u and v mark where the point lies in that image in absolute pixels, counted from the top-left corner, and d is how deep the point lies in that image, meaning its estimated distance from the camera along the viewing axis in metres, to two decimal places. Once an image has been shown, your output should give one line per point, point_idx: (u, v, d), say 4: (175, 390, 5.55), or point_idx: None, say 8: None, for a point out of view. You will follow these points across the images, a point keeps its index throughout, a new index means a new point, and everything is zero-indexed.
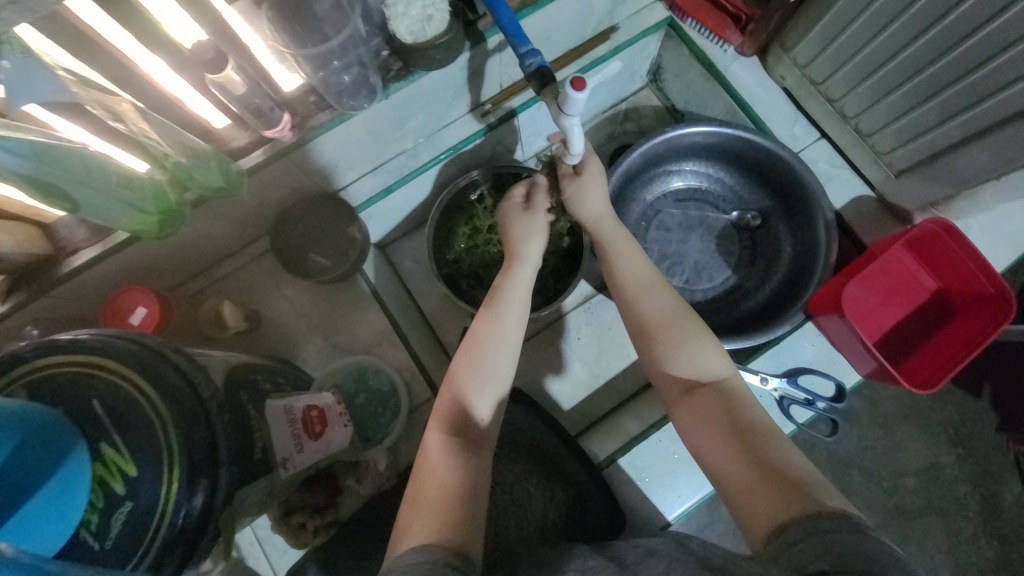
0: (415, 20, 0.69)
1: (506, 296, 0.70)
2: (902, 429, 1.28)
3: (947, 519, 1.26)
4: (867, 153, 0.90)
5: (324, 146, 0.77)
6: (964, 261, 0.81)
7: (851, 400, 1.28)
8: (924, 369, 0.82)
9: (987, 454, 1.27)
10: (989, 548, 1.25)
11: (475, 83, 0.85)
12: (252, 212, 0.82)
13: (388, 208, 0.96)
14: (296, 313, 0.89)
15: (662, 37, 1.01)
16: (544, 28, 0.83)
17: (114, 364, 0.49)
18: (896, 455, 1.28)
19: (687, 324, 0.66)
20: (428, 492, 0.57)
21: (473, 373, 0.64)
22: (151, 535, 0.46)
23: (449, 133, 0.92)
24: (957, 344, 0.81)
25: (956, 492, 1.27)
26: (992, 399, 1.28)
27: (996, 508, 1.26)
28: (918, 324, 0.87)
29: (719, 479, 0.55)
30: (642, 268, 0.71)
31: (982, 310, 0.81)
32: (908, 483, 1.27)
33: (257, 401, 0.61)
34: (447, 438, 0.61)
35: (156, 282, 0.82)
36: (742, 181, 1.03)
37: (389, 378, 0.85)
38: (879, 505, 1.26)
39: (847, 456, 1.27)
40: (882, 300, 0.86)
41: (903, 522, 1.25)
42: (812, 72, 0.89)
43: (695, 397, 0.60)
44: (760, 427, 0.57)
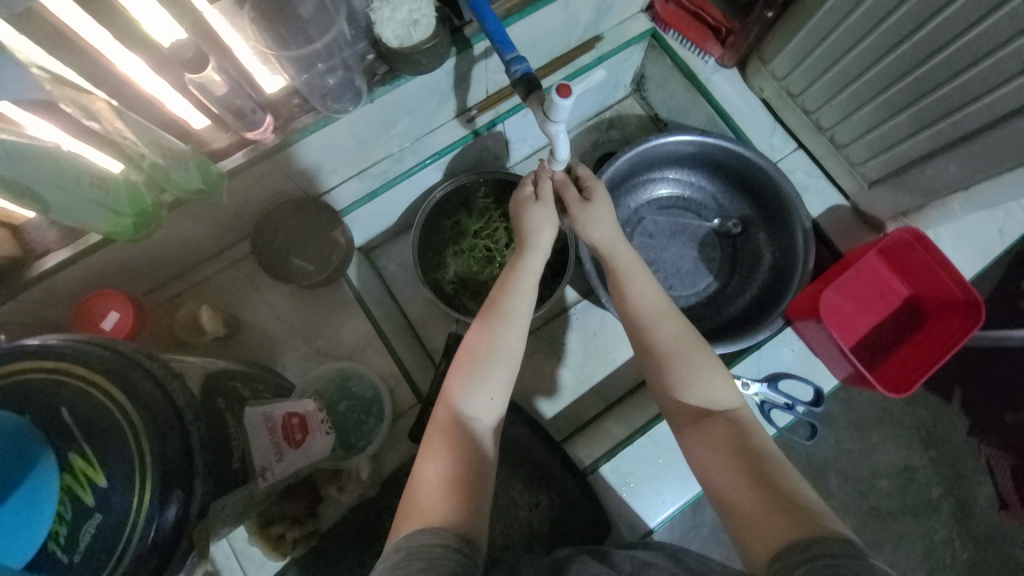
0: (401, 24, 0.69)
1: (517, 278, 0.70)
2: (877, 432, 1.32)
3: (921, 520, 1.29)
4: (841, 163, 0.93)
5: (307, 149, 0.76)
6: (934, 268, 0.84)
7: (828, 404, 1.31)
8: (897, 374, 0.85)
9: (958, 456, 1.31)
10: (962, 549, 1.28)
11: (461, 89, 0.86)
12: (232, 215, 0.80)
13: (373, 213, 0.96)
14: (277, 318, 0.88)
15: (645, 48, 1.03)
16: (530, 36, 0.84)
17: (83, 371, 0.47)
18: (872, 458, 1.31)
19: (697, 353, 0.66)
20: (429, 485, 0.57)
21: (482, 355, 0.64)
22: (121, 549, 0.44)
23: (435, 138, 0.92)
24: (929, 348, 0.84)
25: (929, 494, 1.30)
26: (962, 402, 1.33)
27: (969, 509, 1.29)
28: (892, 329, 0.90)
29: (721, 499, 0.56)
30: (655, 299, 0.70)
31: (953, 316, 0.83)
32: (884, 485, 1.30)
33: (236, 408, 0.60)
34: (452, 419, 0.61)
35: (129, 286, 0.80)
36: (724, 189, 1.05)
37: (372, 384, 0.83)
38: (856, 507, 1.29)
39: (825, 459, 1.29)
40: (858, 307, 0.88)
41: (879, 524, 1.28)
42: (788, 84, 0.92)
43: (706, 423, 0.61)
44: (767, 452, 0.57)
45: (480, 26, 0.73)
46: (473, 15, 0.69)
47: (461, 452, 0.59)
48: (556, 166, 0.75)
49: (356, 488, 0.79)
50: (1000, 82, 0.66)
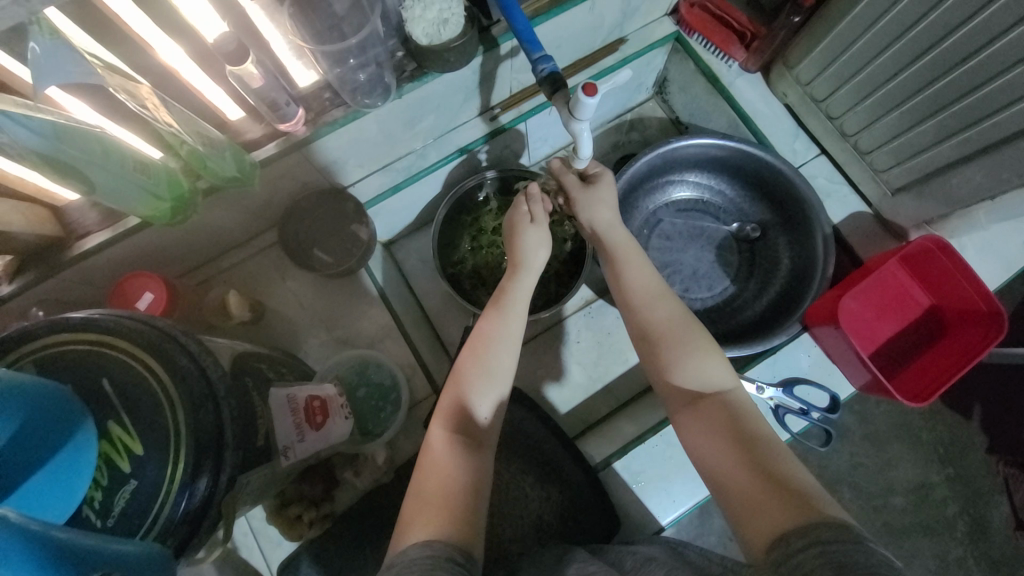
0: (431, 23, 0.71)
1: (511, 303, 0.71)
2: (892, 446, 1.30)
3: (936, 538, 1.27)
4: (865, 170, 0.92)
5: (331, 143, 0.79)
6: (956, 277, 0.84)
7: (842, 416, 1.30)
8: (917, 383, 0.84)
9: (976, 474, 1.29)
10: (977, 569, 1.26)
11: (486, 87, 0.87)
12: (262, 204, 0.83)
13: (395, 206, 0.98)
14: (300, 306, 0.90)
15: (668, 51, 1.04)
16: (556, 37, 0.85)
17: (125, 343, 0.50)
18: (887, 472, 1.29)
19: (690, 334, 0.67)
20: (433, 487, 0.58)
21: (481, 375, 0.65)
22: (154, 515, 0.46)
23: (458, 135, 0.94)
24: (950, 359, 0.83)
25: (945, 511, 1.28)
26: (982, 420, 1.30)
27: (986, 530, 1.27)
28: (912, 337, 0.89)
29: (720, 487, 0.56)
30: (651, 279, 0.72)
31: (975, 326, 0.82)
32: (898, 501, 1.28)
33: (262, 388, 0.62)
34: (449, 433, 0.62)
35: (161, 269, 0.83)
36: (743, 193, 1.05)
37: (391, 373, 0.85)
38: (869, 521, 1.27)
39: (838, 471, 1.28)
40: (877, 314, 0.88)
41: (892, 539, 1.26)
42: (813, 90, 0.92)
43: (701, 405, 0.61)
44: (765, 439, 0.57)
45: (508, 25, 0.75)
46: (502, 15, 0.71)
47: (462, 462, 0.60)
48: (578, 165, 0.78)
49: (372, 474, 0.81)
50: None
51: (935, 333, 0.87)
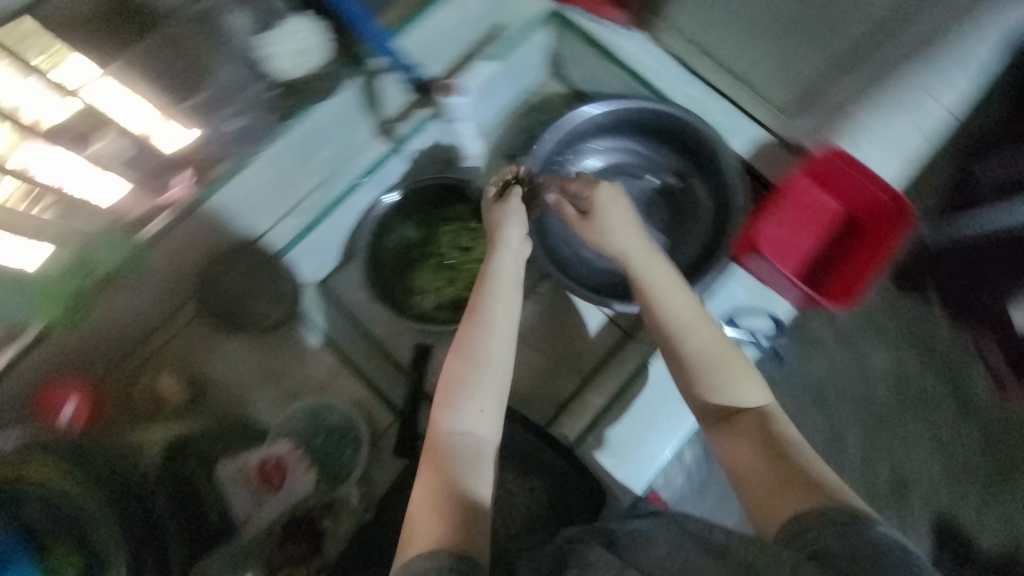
0: (292, 54, 0.72)
1: (493, 291, 0.73)
2: (865, 344, 1.36)
3: (924, 417, 1.33)
4: (755, 99, 0.96)
5: (228, 199, 0.77)
6: (862, 182, 0.87)
7: (813, 329, 1.36)
8: (842, 290, 0.88)
9: (947, 349, 1.35)
10: (970, 433, 1.33)
11: (370, 106, 0.85)
12: (170, 277, 0.80)
13: (318, 245, 0.94)
14: (240, 368, 0.87)
15: (554, 32, 1.00)
16: (429, 40, 0.85)
17: (55, 467, 0.67)
18: (865, 370, 1.35)
19: (728, 355, 0.69)
20: (434, 494, 0.60)
21: (472, 367, 0.67)
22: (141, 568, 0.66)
23: (359, 159, 0.92)
24: (868, 260, 0.88)
25: (927, 391, 1.34)
26: (937, 293, 1.35)
27: (967, 397, 1.34)
28: (834, 248, 0.92)
29: (738, 476, 0.62)
30: (686, 305, 0.72)
31: (884, 225, 0.88)
32: (881, 392, 1.34)
33: (206, 471, 0.76)
34: (449, 434, 0.64)
35: (86, 372, 0.80)
36: (652, 146, 1.04)
37: (344, 412, 0.83)
38: (860, 419, 1.34)
39: (821, 381, 1.34)
40: (797, 232, 0.91)
41: (882, 430, 1.33)
42: (691, 35, 0.95)
43: (732, 422, 0.66)
44: (790, 439, 0.63)
45: (371, 40, 0.73)
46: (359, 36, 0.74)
47: (460, 465, 0.62)
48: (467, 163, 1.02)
49: (351, 515, 0.80)
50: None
51: (852, 240, 0.92)
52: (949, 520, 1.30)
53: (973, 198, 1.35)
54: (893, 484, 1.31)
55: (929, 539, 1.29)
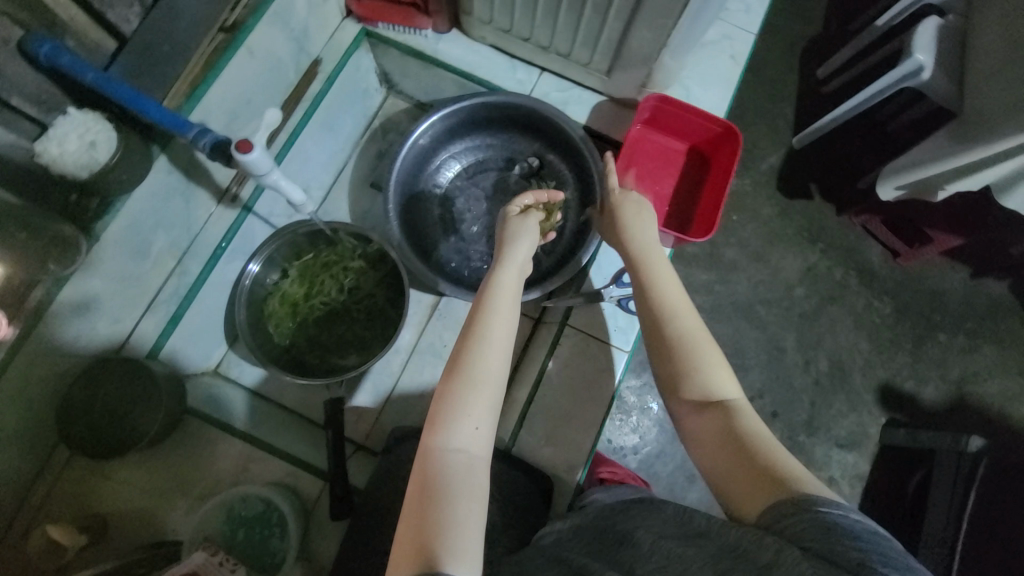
0: (78, 153, 0.64)
1: (493, 290, 0.67)
2: (774, 254, 1.48)
3: (840, 302, 1.46)
4: (579, 69, 0.98)
5: (59, 316, 0.70)
6: (690, 116, 0.92)
7: (728, 253, 1.48)
8: (706, 220, 0.93)
9: (841, 236, 1.49)
10: (885, 306, 1.45)
11: (200, 175, 0.82)
12: (23, 423, 0.72)
13: (191, 333, 0.90)
14: (144, 489, 0.80)
15: (369, 48, 1.04)
16: (239, 92, 0.82)
17: None
18: (780, 276, 1.47)
19: (710, 348, 0.68)
20: (418, 524, 0.51)
21: (469, 377, 0.59)
22: None
23: (207, 236, 0.88)
24: (720, 184, 0.93)
25: (836, 278, 1.47)
26: (821, 192, 1.50)
27: (872, 273, 1.47)
28: (692, 181, 0.98)
29: (709, 473, 0.62)
30: (677, 295, 0.72)
31: (724, 146, 0.93)
32: (800, 292, 1.46)
33: None
34: (443, 455, 0.55)
35: None
36: (505, 137, 1.07)
37: (261, 496, 0.79)
38: (789, 321, 1.45)
39: (747, 298, 1.46)
40: (649, 180, 0.98)
41: (810, 325, 1.44)
42: (499, 23, 0.95)
43: (705, 412, 0.64)
44: (761, 434, 0.61)
45: (146, 113, 0.66)
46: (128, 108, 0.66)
47: (449, 484, 0.54)
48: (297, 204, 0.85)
49: None
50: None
51: (705, 169, 0.97)
52: (891, 390, 1.41)
53: (824, 100, 1.52)
54: (834, 372, 1.43)
55: (880, 413, 1.40)
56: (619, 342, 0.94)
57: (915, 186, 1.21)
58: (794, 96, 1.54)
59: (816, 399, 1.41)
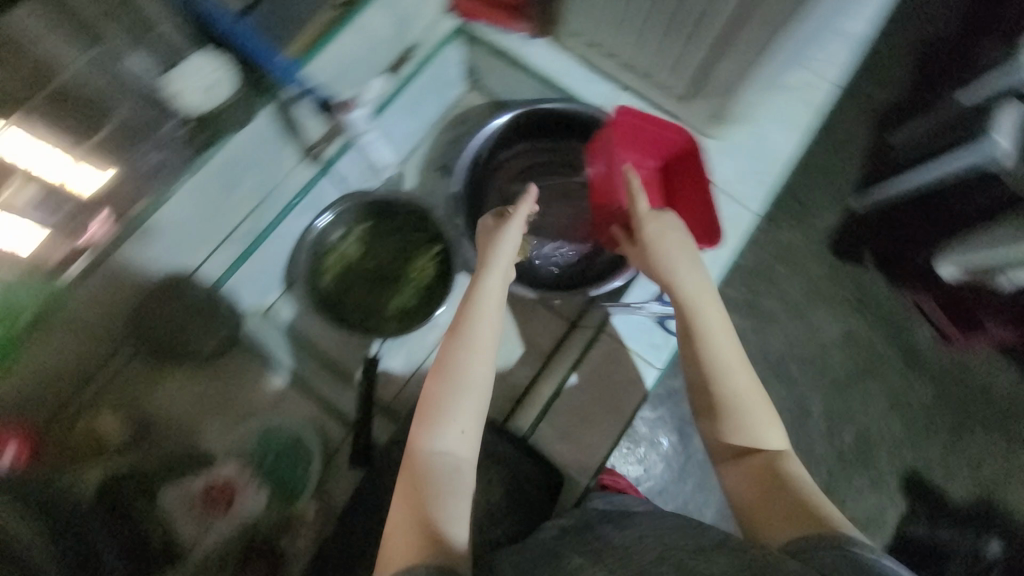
0: (198, 87, 0.72)
1: (477, 300, 0.73)
2: (816, 313, 1.45)
3: (877, 376, 1.41)
4: (658, 90, 1.03)
5: (151, 233, 0.77)
6: (652, 129, 0.96)
7: (767, 304, 1.45)
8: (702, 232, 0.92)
9: (889, 309, 1.44)
10: (923, 389, 1.41)
11: (292, 130, 0.88)
12: (100, 319, 0.80)
13: (254, 271, 0.96)
14: (187, 400, 0.88)
15: (461, 44, 1.07)
16: (339, 62, 0.89)
17: None
18: (817, 337, 1.43)
19: (764, 405, 0.69)
20: (412, 517, 0.60)
21: (454, 387, 0.67)
22: None
23: (287, 186, 0.94)
24: (703, 195, 0.94)
25: (876, 350, 1.43)
26: (875, 261, 1.46)
27: (916, 353, 1.42)
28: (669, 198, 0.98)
29: (743, 511, 0.64)
30: (731, 344, 0.72)
31: (693, 157, 0.95)
32: (836, 357, 1.42)
33: (148, 500, 0.79)
34: (431, 455, 0.63)
35: (22, 420, 0.78)
36: (574, 144, 1.09)
37: (292, 430, 0.90)
38: (819, 384, 1.41)
39: (779, 353, 1.43)
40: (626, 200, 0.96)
41: (841, 393, 1.41)
42: (590, 37, 1.01)
43: (746, 460, 0.66)
44: (803, 482, 0.63)
45: (270, 68, 0.75)
46: (252, 61, 0.75)
47: (440, 481, 0.62)
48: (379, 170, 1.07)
49: (309, 531, 0.85)
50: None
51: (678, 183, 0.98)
52: (916, 477, 1.36)
53: (888, 167, 1.50)
54: (858, 447, 1.38)
55: (902, 500, 1.35)
56: (649, 357, 0.95)
57: (977, 268, 1.28)
58: (860, 160, 1.52)
59: (835, 468, 1.37)
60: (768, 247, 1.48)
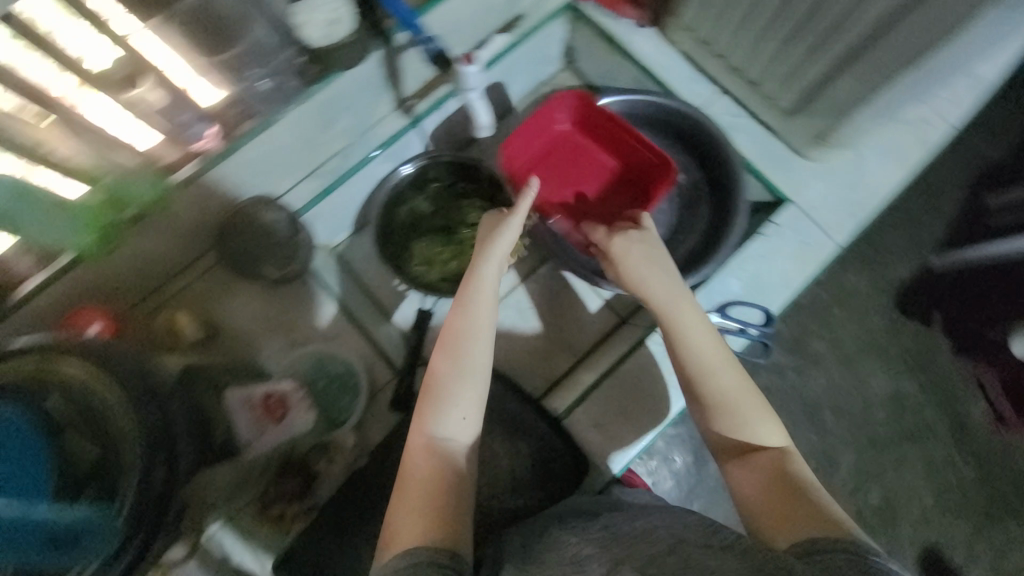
0: (321, 23, 0.73)
1: (476, 290, 0.74)
2: (866, 365, 1.38)
3: (919, 443, 1.34)
4: (762, 100, 1.00)
5: (252, 153, 0.81)
6: (541, 127, 1.01)
7: (815, 345, 1.39)
8: (645, 176, 1.01)
9: (946, 378, 1.37)
10: (965, 467, 1.34)
11: (394, 79, 0.89)
12: (192, 225, 0.85)
13: (332, 208, 0.99)
14: (252, 317, 0.93)
15: (565, 22, 1.05)
16: (450, 22, 0.88)
17: (36, 363, 0.55)
18: (862, 391, 1.37)
19: (753, 400, 0.70)
20: (412, 497, 0.63)
21: (451, 373, 0.69)
22: (127, 509, 0.53)
23: (378, 130, 0.96)
24: (626, 143, 1.02)
25: (924, 417, 1.35)
26: (943, 325, 1.38)
27: (966, 428, 1.35)
28: (602, 159, 1.04)
29: (744, 507, 0.64)
30: (716, 345, 0.73)
31: (592, 118, 1.01)
32: (878, 415, 1.36)
33: (218, 393, 0.81)
34: (428, 439, 0.66)
35: (109, 303, 0.84)
36: (661, 141, 1.07)
37: (345, 362, 0.91)
38: (854, 439, 1.35)
39: (817, 399, 1.37)
40: (572, 187, 1.03)
41: (877, 452, 1.34)
42: (701, 34, 0.99)
43: (749, 458, 0.67)
44: (806, 481, 0.64)
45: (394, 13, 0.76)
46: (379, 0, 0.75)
47: (446, 465, 0.65)
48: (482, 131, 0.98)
49: (344, 460, 0.88)
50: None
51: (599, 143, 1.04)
52: (937, 554, 1.31)
53: (979, 231, 1.40)
54: (882, 511, 1.32)
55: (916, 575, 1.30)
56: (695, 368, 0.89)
57: None
58: (949, 215, 1.42)
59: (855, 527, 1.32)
60: (827, 288, 1.41)
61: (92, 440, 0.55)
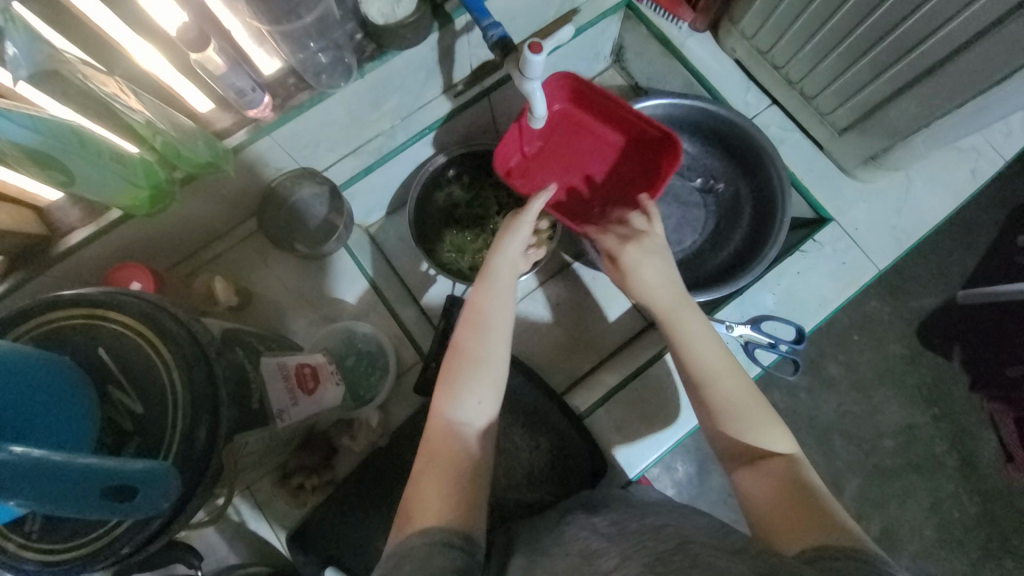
0: (385, 3, 0.75)
1: (492, 286, 0.74)
2: (879, 393, 1.36)
3: (927, 476, 1.33)
4: (814, 115, 0.97)
5: (301, 126, 0.80)
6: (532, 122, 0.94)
7: (829, 368, 1.37)
8: (651, 150, 0.96)
9: (961, 413, 1.34)
10: (971, 504, 1.32)
11: (446, 64, 0.88)
12: (237, 193, 0.86)
13: (370, 188, 1.00)
14: (285, 288, 0.94)
15: (620, 18, 1.04)
16: (509, 9, 0.87)
17: (86, 320, 0.54)
18: (874, 418, 1.35)
19: (757, 408, 0.66)
20: (427, 478, 0.60)
21: (471, 360, 0.68)
22: (184, 459, 0.51)
23: (424, 114, 0.95)
24: (626, 118, 0.95)
25: (934, 450, 1.33)
26: (961, 359, 1.36)
27: (976, 465, 1.33)
28: (602, 133, 0.98)
29: (751, 514, 0.59)
30: (717, 348, 0.71)
31: (590, 96, 0.94)
32: (887, 444, 1.34)
33: (253, 357, 0.69)
34: (446, 423, 0.64)
35: (149, 261, 0.86)
36: (702, 149, 1.07)
37: (376, 340, 0.92)
38: (860, 466, 1.34)
39: (827, 422, 1.36)
40: (579, 172, 0.99)
41: (882, 481, 1.33)
42: (757, 43, 0.96)
43: (759, 464, 0.62)
44: (816, 489, 0.59)
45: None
46: None
47: (461, 448, 0.63)
48: (534, 122, 0.87)
49: (367, 436, 0.88)
50: (956, 13, 0.68)
51: (598, 118, 0.98)
52: None
53: (1013, 268, 1.36)
54: (883, 540, 1.31)
55: None
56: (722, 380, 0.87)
57: None
58: (983, 249, 1.39)
59: None
60: (848, 312, 1.39)
61: (140, 400, 0.53)
